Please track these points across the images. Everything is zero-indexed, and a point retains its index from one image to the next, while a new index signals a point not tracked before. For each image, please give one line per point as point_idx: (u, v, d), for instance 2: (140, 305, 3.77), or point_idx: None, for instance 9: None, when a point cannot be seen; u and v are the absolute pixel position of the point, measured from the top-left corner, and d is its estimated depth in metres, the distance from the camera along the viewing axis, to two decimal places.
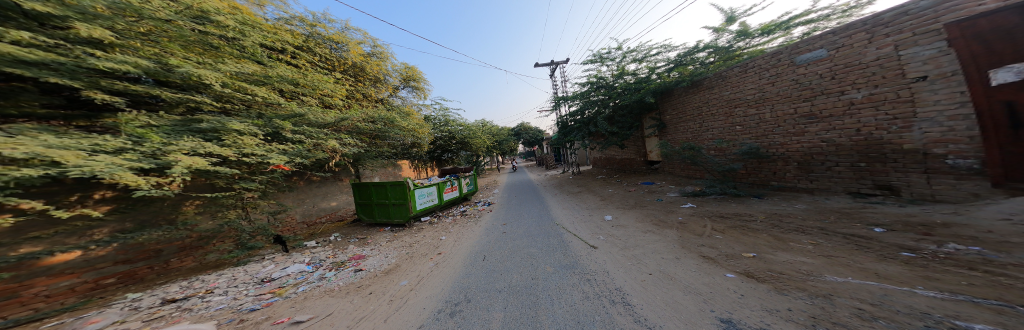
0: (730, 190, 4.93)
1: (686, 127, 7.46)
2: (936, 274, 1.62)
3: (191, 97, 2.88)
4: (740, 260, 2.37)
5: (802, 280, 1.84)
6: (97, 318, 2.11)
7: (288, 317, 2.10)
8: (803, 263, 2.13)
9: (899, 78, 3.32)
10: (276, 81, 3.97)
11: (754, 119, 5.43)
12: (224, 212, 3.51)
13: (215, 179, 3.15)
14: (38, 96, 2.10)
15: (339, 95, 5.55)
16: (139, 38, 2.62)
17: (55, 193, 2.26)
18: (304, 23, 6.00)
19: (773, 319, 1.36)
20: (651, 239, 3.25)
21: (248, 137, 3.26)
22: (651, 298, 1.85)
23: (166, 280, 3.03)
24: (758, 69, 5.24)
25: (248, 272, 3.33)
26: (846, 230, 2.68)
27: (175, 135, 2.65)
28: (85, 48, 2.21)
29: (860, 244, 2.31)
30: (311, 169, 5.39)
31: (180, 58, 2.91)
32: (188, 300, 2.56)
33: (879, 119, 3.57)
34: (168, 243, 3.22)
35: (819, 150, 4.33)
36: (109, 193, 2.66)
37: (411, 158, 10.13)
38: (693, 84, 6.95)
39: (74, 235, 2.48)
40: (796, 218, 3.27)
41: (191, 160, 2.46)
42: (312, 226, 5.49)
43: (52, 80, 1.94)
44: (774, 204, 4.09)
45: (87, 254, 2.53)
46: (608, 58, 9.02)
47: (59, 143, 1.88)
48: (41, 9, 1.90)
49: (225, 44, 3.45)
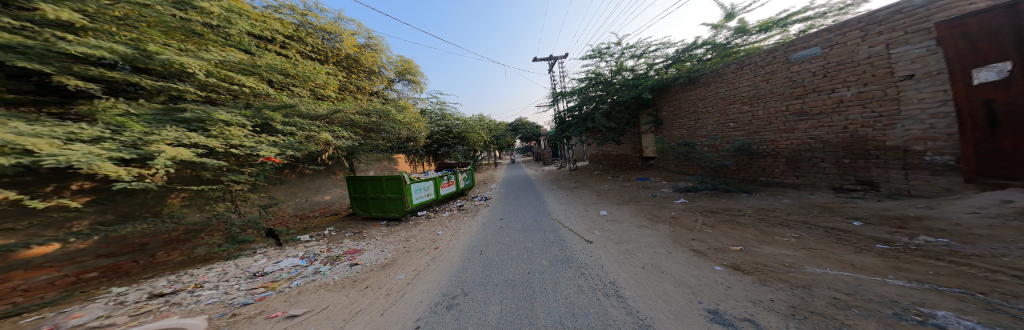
0: (722, 186, 4.94)
1: (682, 123, 7.55)
2: (906, 264, 1.72)
3: (173, 86, 2.76)
4: (727, 254, 2.46)
5: (784, 272, 1.93)
6: (80, 313, 2.09)
7: (282, 311, 2.10)
8: (786, 255, 2.23)
9: (887, 77, 3.42)
10: (265, 70, 3.81)
11: (747, 116, 5.53)
12: (211, 205, 3.48)
13: (201, 171, 3.06)
14: (4, 81, 1.97)
15: (332, 87, 5.38)
16: (115, 22, 2.47)
17: (29, 183, 2.15)
18: (294, 12, 5.71)
19: (756, 309, 1.43)
20: (644, 234, 3.33)
21: (236, 128, 3.16)
22: (643, 290, 1.91)
23: (153, 274, 2.98)
24: (753, 66, 5.29)
25: (239, 266, 3.28)
26: (827, 223, 2.80)
27: (157, 124, 2.55)
28: (55, 32, 2.09)
29: (839, 237, 2.42)
30: (303, 162, 5.25)
31: (160, 45, 2.76)
32: (176, 294, 2.52)
33: (865, 117, 3.68)
34: (153, 237, 3.15)
35: (807, 146, 4.46)
36: (87, 184, 2.57)
37: (407, 152, 9.98)
38: (690, 81, 6.99)
39: (52, 227, 2.38)
40: (782, 213, 3.40)
41: (175, 151, 2.39)
42: (305, 220, 5.42)
43: (20, 64, 1.82)
44: (762, 199, 4.22)
45: (66, 247, 2.46)
46: (607, 53, 8.97)
47: (30, 131, 1.79)
48: None
49: (210, 32, 3.29)
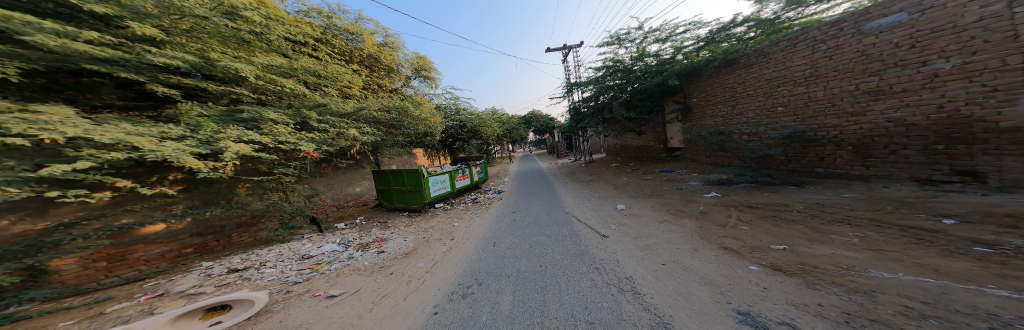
0: (763, 179, 4.40)
1: (716, 110, 6.81)
2: (1018, 272, 1.34)
3: (232, 90, 3.27)
4: (767, 253, 2.16)
5: (839, 275, 1.64)
6: (181, 281, 2.64)
7: (323, 291, 2.38)
8: (844, 257, 1.89)
9: (1008, 42, 2.63)
10: (301, 73, 4.29)
11: (800, 99, 4.79)
12: (268, 194, 3.92)
13: (258, 165, 3.59)
14: (114, 90, 2.54)
15: (357, 86, 5.85)
16: (184, 35, 3.01)
17: (139, 174, 2.82)
18: (322, 15, 6.40)
19: (799, 313, 1.24)
20: (665, 229, 3.08)
21: (282, 126, 3.59)
22: (663, 288, 1.78)
23: (230, 252, 3.56)
24: (812, 42, 4.51)
25: (291, 248, 3.78)
26: (904, 222, 2.30)
27: (223, 124, 3.05)
28: (142, 46, 2.59)
29: (920, 237, 1.97)
30: (336, 157, 5.83)
31: (219, 53, 3.29)
32: (246, 270, 3.01)
33: (972, 92, 2.93)
34: (228, 220, 3.74)
35: (883, 131, 3.69)
36: (179, 175, 3.17)
37: (424, 147, 10.45)
38: (727, 63, 6.25)
39: (159, 209, 3.03)
40: (842, 209, 2.86)
41: (239, 147, 2.83)
42: (340, 209, 6.04)
43: (122, 75, 2.34)
44: (817, 193, 3.62)
45: (170, 227, 3.12)
46: (627, 39, 8.36)
47: (135, 131, 2.27)
48: (99, 10, 2.26)
49: (256, 39, 3.77)
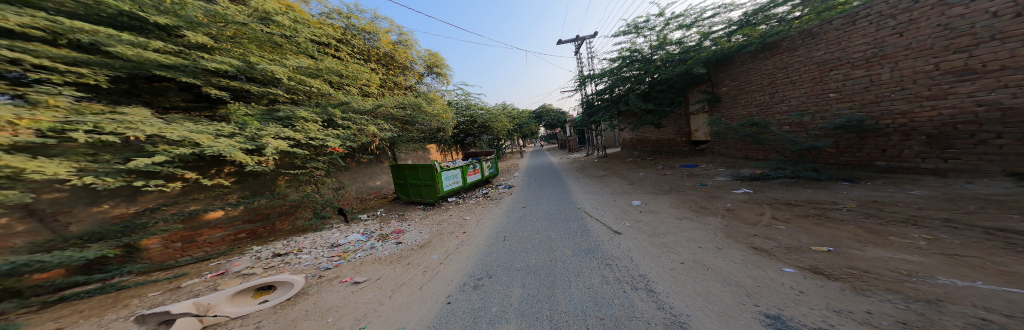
0: (805, 174, 3.88)
1: (751, 100, 6.18)
2: None
3: (270, 90, 3.67)
4: (806, 255, 1.91)
5: (896, 281, 1.40)
6: (237, 262, 3.06)
7: (349, 278, 2.59)
8: (904, 261, 1.61)
9: None
10: (326, 73, 4.65)
11: (857, 83, 4.14)
12: (302, 186, 4.34)
13: (294, 159, 4.00)
14: (178, 92, 3.03)
15: (374, 85, 6.22)
16: (229, 40, 3.49)
17: (201, 167, 3.30)
18: (342, 17, 6.97)
19: (841, 320, 1.09)
20: (686, 227, 2.86)
21: (312, 123, 3.94)
22: (680, 287, 1.66)
23: (274, 238, 4.04)
24: (876, 17, 3.80)
25: (323, 237, 4.16)
26: (993, 223, 1.88)
27: (264, 122, 3.44)
28: (198, 53, 3.02)
29: (1013, 240, 1.61)
30: (358, 152, 6.27)
31: (257, 56, 3.70)
32: (287, 255, 3.38)
33: None
34: (272, 209, 4.21)
35: (971, 117, 3.06)
36: (231, 168, 3.60)
37: (436, 142, 10.80)
38: (764, 47, 5.64)
39: (217, 198, 3.52)
40: (907, 208, 2.42)
41: (277, 143, 3.18)
42: (363, 201, 6.51)
43: (182, 78, 2.78)
44: (875, 190, 3.11)
45: (226, 213, 3.63)
46: (646, 27, 7.87)
47: (196, 128, 2.66)
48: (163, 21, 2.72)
49: (286, 43, 4.17)
